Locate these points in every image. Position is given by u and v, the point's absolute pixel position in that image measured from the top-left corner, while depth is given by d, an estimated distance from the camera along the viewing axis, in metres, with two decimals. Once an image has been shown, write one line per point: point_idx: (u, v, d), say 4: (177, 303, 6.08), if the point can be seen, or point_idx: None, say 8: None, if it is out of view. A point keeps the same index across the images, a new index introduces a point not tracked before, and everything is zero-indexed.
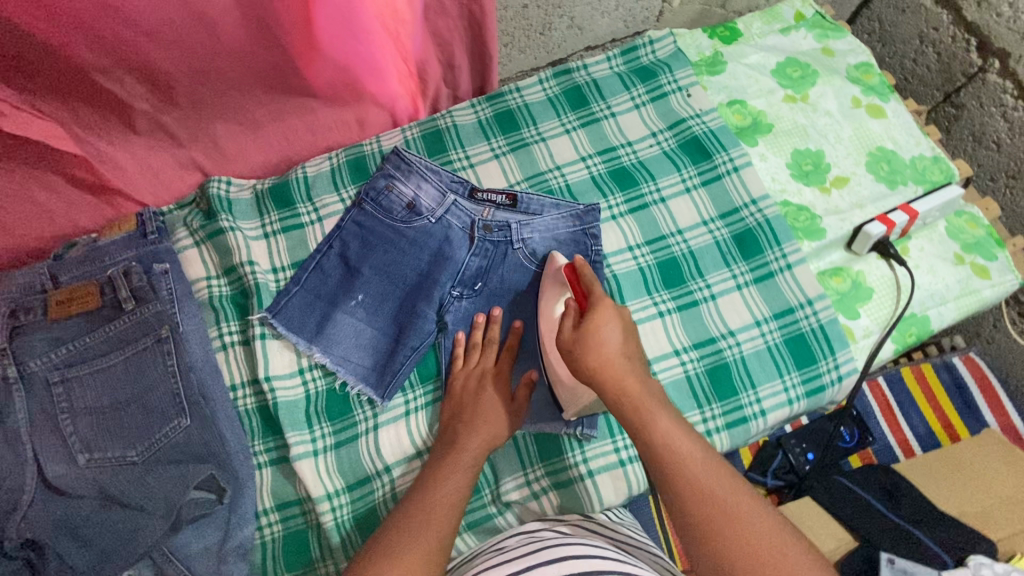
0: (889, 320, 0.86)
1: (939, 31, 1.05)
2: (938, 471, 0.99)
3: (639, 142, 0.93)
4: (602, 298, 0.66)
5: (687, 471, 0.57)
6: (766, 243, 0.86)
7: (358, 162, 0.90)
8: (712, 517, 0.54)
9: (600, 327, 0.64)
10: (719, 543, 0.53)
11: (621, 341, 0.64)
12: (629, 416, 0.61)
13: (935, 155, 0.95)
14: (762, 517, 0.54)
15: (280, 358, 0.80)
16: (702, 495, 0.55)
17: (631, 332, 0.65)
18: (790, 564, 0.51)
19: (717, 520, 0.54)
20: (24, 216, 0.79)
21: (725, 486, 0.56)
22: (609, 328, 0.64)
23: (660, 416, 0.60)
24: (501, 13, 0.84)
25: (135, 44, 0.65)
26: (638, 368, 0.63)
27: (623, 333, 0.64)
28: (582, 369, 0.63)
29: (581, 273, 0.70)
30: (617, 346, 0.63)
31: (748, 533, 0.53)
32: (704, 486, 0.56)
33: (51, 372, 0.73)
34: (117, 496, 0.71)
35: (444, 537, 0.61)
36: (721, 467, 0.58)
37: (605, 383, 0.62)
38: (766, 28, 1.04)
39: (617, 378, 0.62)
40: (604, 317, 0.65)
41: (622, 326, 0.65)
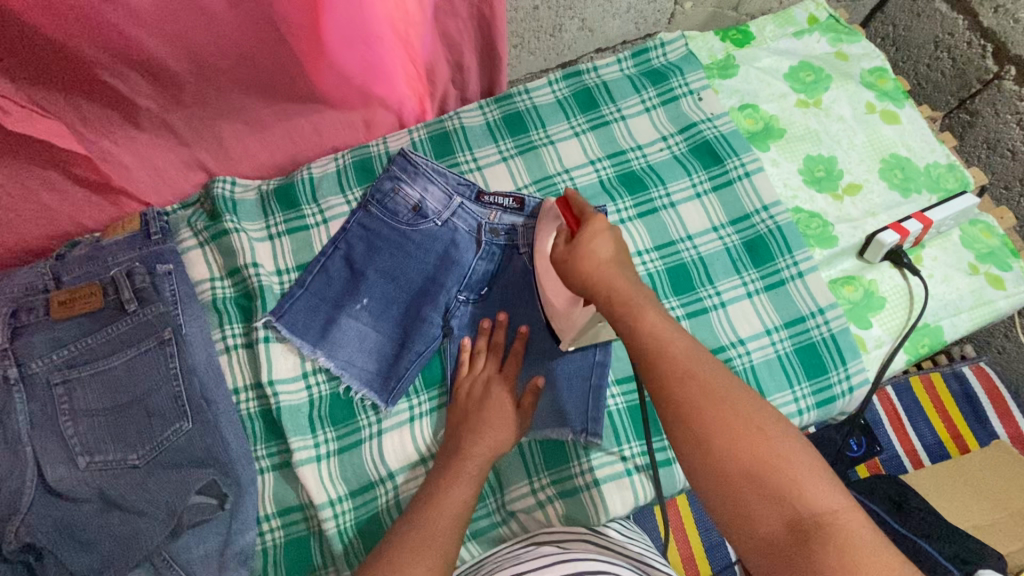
0: (901, 331, 0.85)
1: (954, 36, 1.04)
2: (947, 483, 0.98)
3: (649, 146, 0.92)
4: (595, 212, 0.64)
5: (675, 361, 0.55)
6: (777, 251, 0.85)
7: (364, 163, 0.89)
8: (700, 404, 0.53)
9: (593, 238, 0.62)
10: (705, 428, 0.52)
11: (614, 250, 0.62)
12: (618, 313, 0.59)
13: (950, 162, 0.94)
14: (749, 404, 0.53)
15: (284, 362, 0.79)
16: (689, 381, 0.54)
17: (624, 245, 0.64)
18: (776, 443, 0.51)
19: (704, 405, 0.52)
20: (27, 214, 0.78)
21: (713, 375, 0.54)
22: (599, 240, 0.62)
23: (650, 313, 0.58)
24: (512, 15, 0.83)
25: (140, 44, 0.64)
26: (629, 274, 0.61)
27: (616, 243, 0.62)
28: (574, 279, 0.62)
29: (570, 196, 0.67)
30: (609, 253, 0.62)
31: (736, 419, 0.52)
32: (693, 373, 0.54)
33: (52, 373, 0.72)
34: (117, 500, 0.70)
35: (446, 553, 0.60)
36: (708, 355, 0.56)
37: (596, 288, 0.60)
38: (779, 31, 1.03)
39: (608, 281, 0.60)
40: (598, 227, 0.63)
41: (615, 237, 0.63)
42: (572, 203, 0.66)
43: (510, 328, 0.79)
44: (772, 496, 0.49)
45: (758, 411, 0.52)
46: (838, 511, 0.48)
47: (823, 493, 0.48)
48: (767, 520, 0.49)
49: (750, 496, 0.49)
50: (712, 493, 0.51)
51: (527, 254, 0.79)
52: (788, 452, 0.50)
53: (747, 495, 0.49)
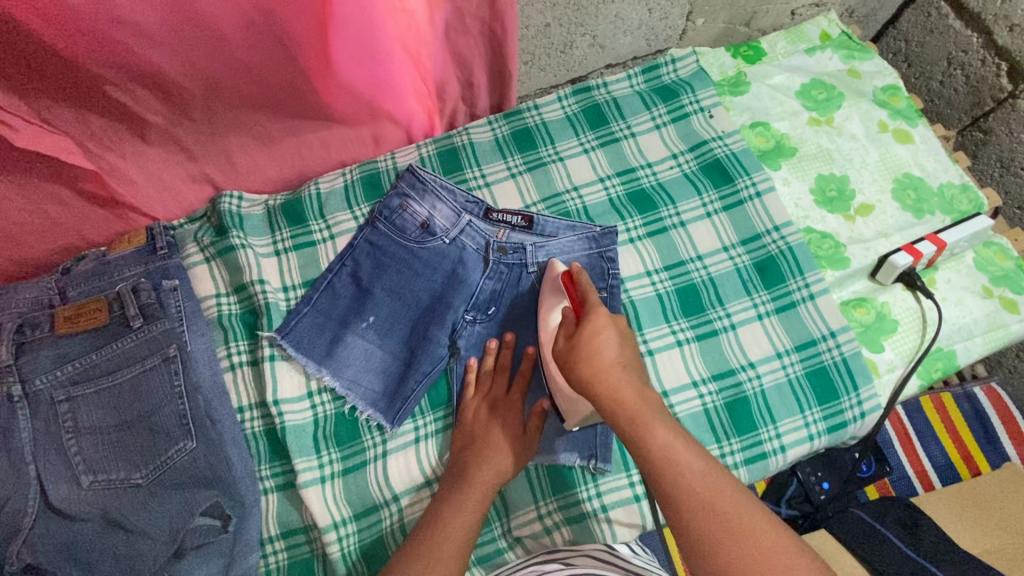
0: (913, 355, 0.84)
1: (968, 54, 1.03)
2: (963, 508, 0.96)
3: (659, 164, 0.91)
4: (598, 307, 0.65)
5: (692, 488, 0.54)
6: (788, 272, 0.84)
7: (371, 179, 0.88)
8: (722, 535, 0.51)
9: (595, 338, 0.62)
10: (730, 564, 0.50)
11: (618, 351, 0.62)
12: (626, 428, 0.58)
13: (963, 183, 0.93)
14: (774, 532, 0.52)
15: (289, 380, 0.78)
16: (710, 512, 0.52)
17: (628, 342, 0.64)
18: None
19: (726, 538, 0.51)
20: (33, 229, 0.78)
21: (734, 501, 0.53)
22: (604, 337, 0.63)
23: (660, 429, 0.57)
24: (523, 32, 0.83)
25: (148, 61, 0.64)
26: (635, 378, 0.61)
27: (620, 345, 0.62)
28: (576, 381, 0.62)
29: (575, 279, 0.70)
30: (613, 357, 0.61)
31: (762, 554, 0.50)
32: (713, 502, 0.53)
33: (56, 391, 0.71)
34: (120, 520, 0.69)
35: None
36: (726, 477, 0.55)
37: (601, 397, 0.59)
38: (791, 47, 1.02)
39: (612, 391, 0.59)
40: (600, 324, 0.64)
41: (618, 336, 0.63)
42: (578, 288, 0.69)
43: (516, 349, 0.79)
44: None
45: (783, 541, 0.51)
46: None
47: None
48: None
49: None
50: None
51: (537, 274, 0.79)
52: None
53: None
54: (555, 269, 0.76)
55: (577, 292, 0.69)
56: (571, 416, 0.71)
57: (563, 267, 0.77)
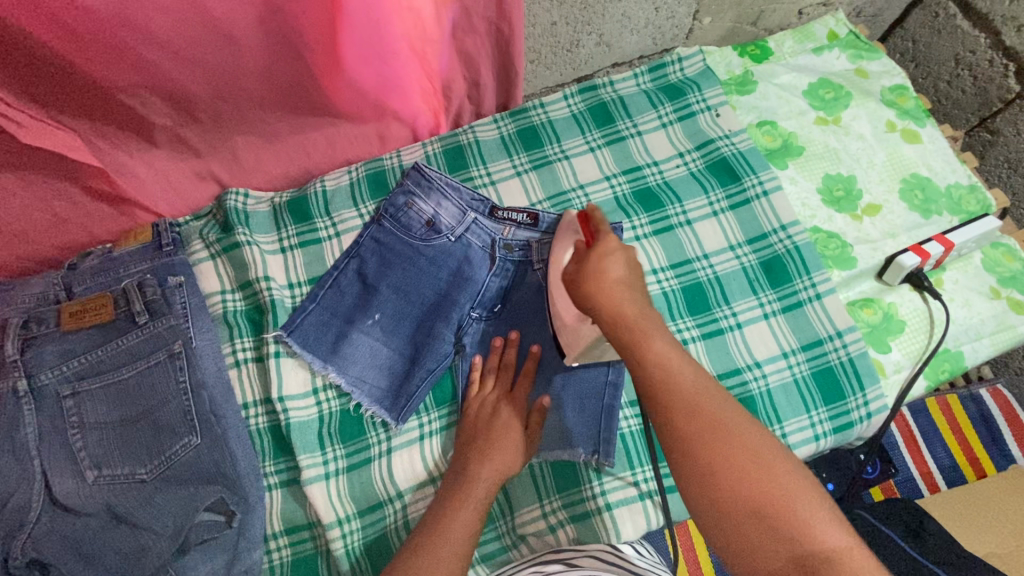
0: (921, 355, 0.83)
1: (976, 54, 1.02)
2: (968, 510, 0.96)
3: (665, 162, 0.91)
4: (608, 235, 0.64)
5: (682, 394, 0.54)
6: (795, 272, 0.83)
7: (377, 177, 0.88)
8: (706, 436, 0.52)
9: (604, 259, 0.62)
10: (712, 463, 0.51)
11: (626, 272, 0.61)
12: (624, 339, 0.58)
13: (971, 184, 0.92)
14: (756, 436, 0.53)
15: (294, 377, 0.78)
16: (696, 415, 0.53)
17: (638, 269, 0.63)
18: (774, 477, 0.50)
19: (709, 438, 0.52)
20: (40, 225, 0.78)
21: (721, 407, 0.54)
22: (612, 261, 0.62)
23: (658, 341, 0.57)
24: (530, 30, 0.83)
25: (155, 59, 0.64)
26: (640, 298, 0.60)
27: (628, 267, 0.61)
28: (581, 298, 0.61)
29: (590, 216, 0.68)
30: (620, 277, 0.61)
31: (741, 454, 0.51)
32: (700, 407, 0.53)
33: (62, 386, 0.71)
34: (125, 515, 0.69)
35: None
36: (716, 387, 0.55)
37: (604, 311, 0.59)
38: (798, 46, 1.02)
39: (615, 306, 0.59)
40: (609, 248, 0.63)
41: (628, 260, 0.62)
42: (591, 220, 0.68)
43: (521, 347, 0.78)
44: (777, 532, 0.48)
45: (766, 446, 0.52)
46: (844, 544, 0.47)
47: (830, 529, 0.48)
48: (773, 554, 0.48)
49: (756, 531, 0.48)
50: (717, 528, 0.50)
51: (543, 271, 0.78)
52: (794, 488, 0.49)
53: (753, 531, 0.49)
54: (569, 211, 0.76)
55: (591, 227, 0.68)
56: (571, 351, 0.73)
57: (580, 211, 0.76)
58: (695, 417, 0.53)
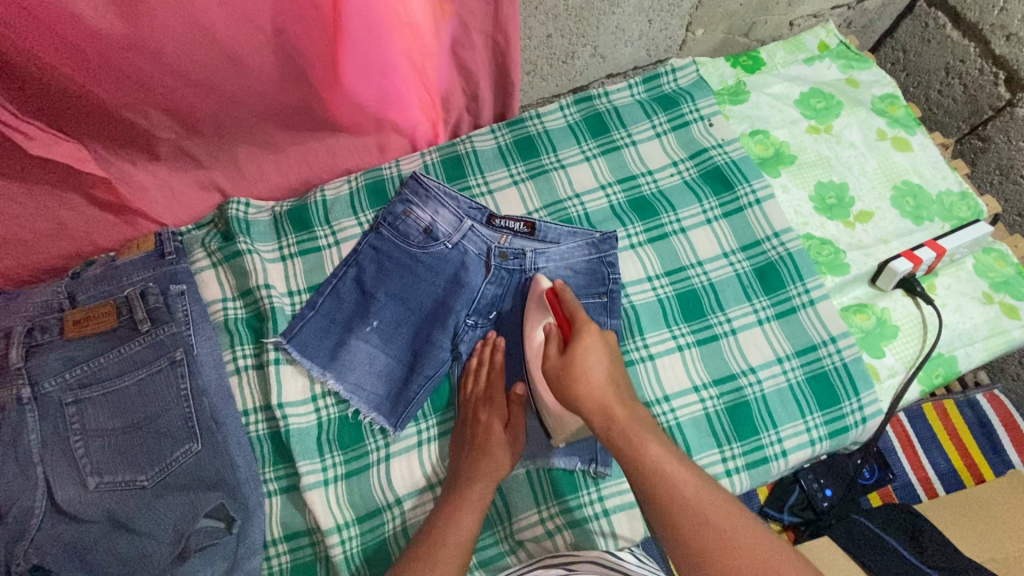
0: (914, 360, 0.84)
1: (966, 63, 1.04)
2: (964, 514, 0.95)
3: (660, 171, 0.92)
4: (587, 323, 0.67)
5: (683, 500, 0.55)
6: (788, 278, 0.84)
7: (376, 186, 0.90)
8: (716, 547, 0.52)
9: (586, 353, 0.65)
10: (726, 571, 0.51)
11: (607, 369, 0.65)
12: (618, 441, 0.60)
13: (962, 190, 0.94)
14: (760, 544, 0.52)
15: (294, 384, 0.79)
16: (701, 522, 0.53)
17: (616, 359, 0.66)
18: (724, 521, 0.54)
19: (719, 550, 0.52)
20: (45, 234, 0.79)
21: (725, 514, 0.54)
22: (594, 356, 0.65)
23: (651, 443, 0.59)
24: (526, 43, 0.85)
25: (159, 75, 0.66)
26: (623, 396, 0.63)
27: (609, 361, 0.65)
28: (569, 396, 0.64)
29: (561, 295, 0.70)
30: (601, 374, 0.64)
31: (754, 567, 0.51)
32: (705, 512, 0.54)
33: (65, 393, 0.72)
34: (125, 521, 0.70)
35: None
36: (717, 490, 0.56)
37: (591, 411, 0.62)
38: (790, 57, 1.03)
39: (602, 405, 0.62)
40: (590, 342, 0.65)
41: (608, 353, 0.66)
42: (563, 302, 0.70)
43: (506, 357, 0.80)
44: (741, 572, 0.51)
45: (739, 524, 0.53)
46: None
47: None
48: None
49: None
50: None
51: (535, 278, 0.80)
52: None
53: None
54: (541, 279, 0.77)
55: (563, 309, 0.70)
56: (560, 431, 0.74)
57: (548, 283, 0.77)
58: (706, 524, 0.53)
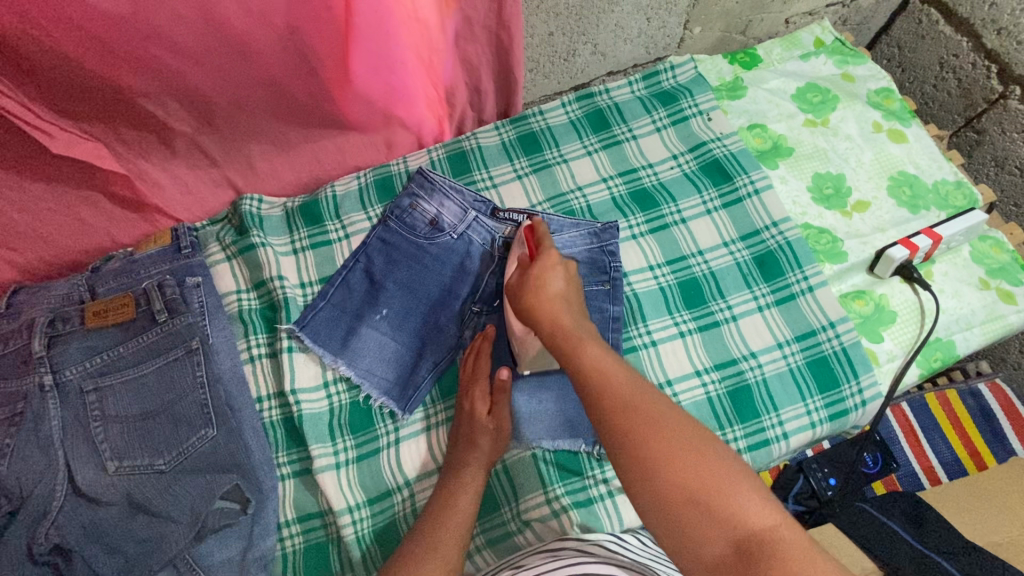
0: (913, 344, 0.86)
1: (959, 58, 1.06)
2: (969, 500, 0.95)
3: (660, 164, 0.95)
4: (548, 252, 0.69)
5: (615, 386, 0.55)
6: (787, 266, 0.86)
7: (384, 181, 0.93)
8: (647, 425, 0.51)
9: (544, 274, 0.67)
10: (651, 447, 0.50)
11: (564, 288, 0.67)
12: (563, 344, 0.60)
13: (957, 179, 0.95)
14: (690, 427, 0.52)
15: (306, 371, 0.81)
16: (632, 405, 0.53)
17: (575, 283, 0.69)
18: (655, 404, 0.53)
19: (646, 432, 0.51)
20: (66, 229, 0.82)
21: (654, 399, 0.54)
22: (551, 275, 0.67)
23: (592, 346, 0.59)
24: (528, 41, 0.88)
25: (180, 71, 0.69)
26: (576, 312, 0.64)
27: (566, 283, 0.67)
28: (524, 309, 0.66)
29: (535, 229, 0.74)
30: (559, 290, 0.66)
31: (681, 446, 0.50)
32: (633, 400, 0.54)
33: (85, 381, 0.75)
34: (144, 503, 0.72)
35: (450, 562, 0.65)
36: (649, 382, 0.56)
37: (541, 321, 0.63)
38: (786, 54, 1.06)
39: (552, 314, 0.63)
40: (550, 265, 0.68)
41: (566, 276, 0.68)
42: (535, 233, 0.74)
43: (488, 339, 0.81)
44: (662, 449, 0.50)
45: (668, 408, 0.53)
46: (779, 526, 0.46)
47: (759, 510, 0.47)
48: (667, 465, 0.49)
49: (691, 518, 0.47)
50: (655, 517, 0.49)
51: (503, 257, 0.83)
52: (732, 477, 0.48)
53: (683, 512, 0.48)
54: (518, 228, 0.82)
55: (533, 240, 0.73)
56: (522, 358, 0.78)
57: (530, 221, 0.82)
58: (637, 405, 0.53)
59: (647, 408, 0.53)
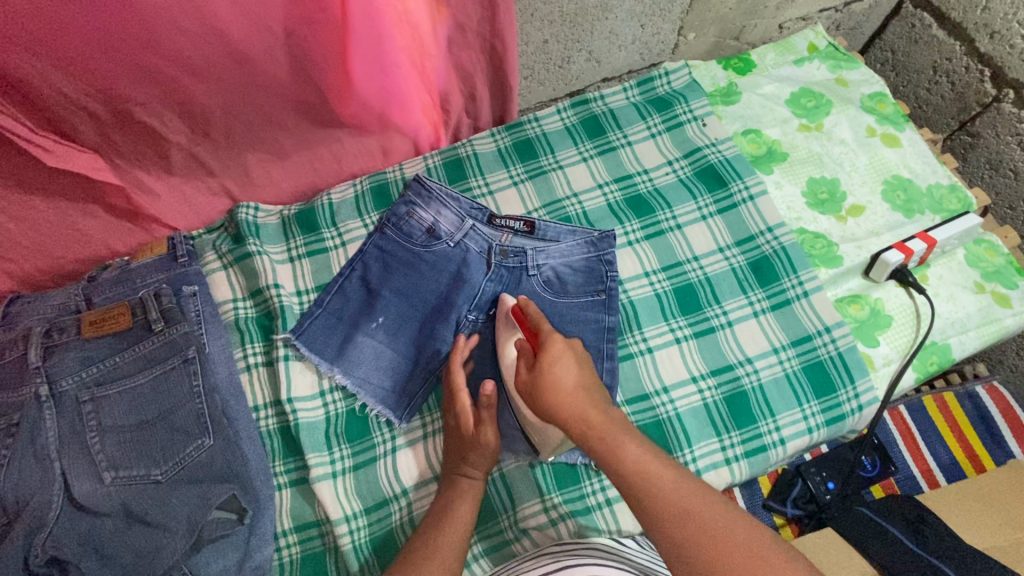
0: (909, 349, 0.86)
1: (952, 61, 1.07)
2: (967, 502, 0.95)
3: (655, 170, 0.95)
4: (550, 334, 0.67)
5: (663, 496, 0.57)
6: (782, 271, 0.87)
7: (380, 189, 0.93)
8: (705, 538, 0.54)
9: (554, 364, 0.64)
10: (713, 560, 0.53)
11: (579, 375, 0.65)
12: (597, 447, 0.61)
13: (951, 183, 0.96)
14: (743, 530, 0.55)
15: (302, 379, 0.81)
16: (685, 519, 0.56)
17: (587, 364, 0.67)
18: (705, 512, 0.56)
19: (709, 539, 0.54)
20: (62, 239, 0.82)
21: (704, 507, 0.56)
22: (562, 363, 0.65)
23: (628, 447, 0.61)
24: (523, 48, 0.88)
25: (177, 80, 0.69)
26: (600, 401, 0.64)
27: (579, 367, 0.65)
28: (545, 409, 0.64)
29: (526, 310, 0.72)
30: (574, 380, 0.64)
31: (740, 557, 0.53)
32: (692, 516, 0.56)
33: (81, 391, 0.75)
34: (140, 514, 0.72)
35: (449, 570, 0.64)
36: (692, 486, 0.58)
37: (567, 420, 0.63)
38: (780, 58, 1.07)
39: (578, 411, 0.62)
40: (557, 350, 0.65)
41: (576, 360, 0.66)
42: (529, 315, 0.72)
43: (483, 347, 0.81)
44: (723, 563, 0.53)
45: (719, 513, 0.56)
46: None
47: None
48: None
49: None
50: None
51: (500, 263, 0.83)
52: None
53: None
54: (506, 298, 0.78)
55: (529, 321, 0.71)
56: (544, 447, 0.75)
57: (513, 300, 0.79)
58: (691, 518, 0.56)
59: (698, 519, 0.56)
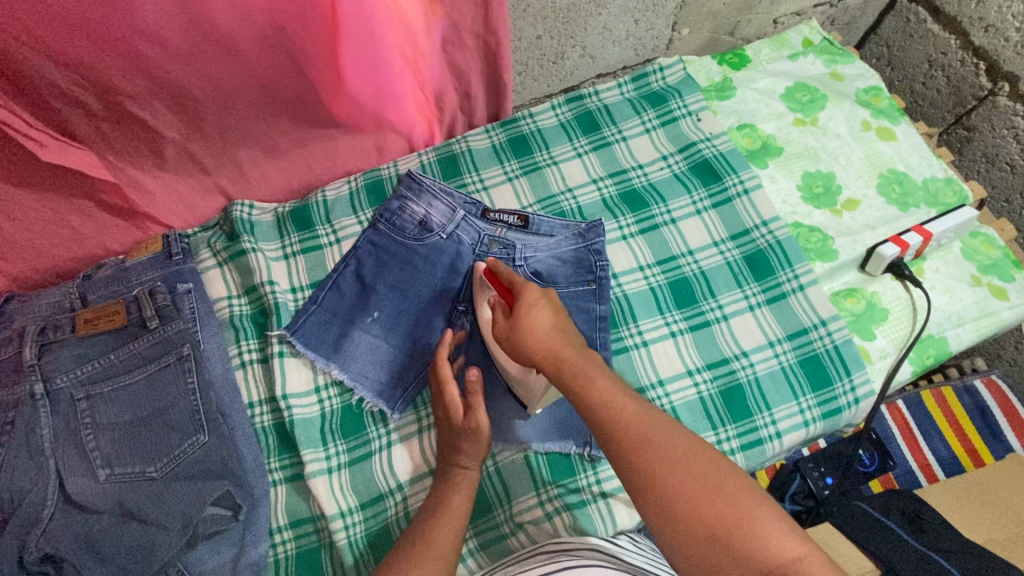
0: (905, 342, 0.85)
1: (947, 55, 1.07)
2: (965, 496, 0.94)
3: (650, 165, 0.95)
4: (526, 285, 0.67)
5: (627, 425, 0.58)
6: (777, 265, 0.86)
7: (375, 186, 0.93)
8: (663, 462, 0.56)
9: (531, 310, 0.65)
10: (668, 483, 0.55)
11: (555, 320, 0.65)
12: (569, 382, 0.61)
13: (947, 176, 0.96)
14: (701, 459, 0.57)
15: (297, 376, 0.81)
16: (646, 445, 0.57)
17: (562, 310, 0.67)
18: (666, 440, 0.58)
19: (676, 469, 0.55)
20: (56, 238, 0.82)
21: (666, 435, 0.58)
22: (539, 309, 0.65)
23: (599, 381, 0.61)
24: (516, 44, 0.88)
25: (170, 76, 0.70)
26: (574, 341, 0.64)
27: (554, 312, 0.66)
28: (523, 355, 0.64)
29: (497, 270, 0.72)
30: (549, 324, 0.65)
31: (695, 481, 0.55)
32: (654, 443, 0.57)
33: (76, 389, 0.75)
34: (135, 511, 0.71)
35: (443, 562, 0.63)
36: (658, 418, 0.59)
37: (544, 361, 0.63)
38: (775, 54, 1.07)
39: (554, 351, 0.63)
40: (534, 298, 0.66)
41: (552, 306, 0.66)
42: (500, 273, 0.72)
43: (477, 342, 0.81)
44: (677, 485, 0.55)
45: (681, 442, 0.57)
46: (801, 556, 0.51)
47: (785, 541, 0.52)
48: (686, 498, 0.54)
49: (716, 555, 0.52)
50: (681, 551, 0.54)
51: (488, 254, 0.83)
52: (751, 509, 0.53)
53: (706, 545, 0.53)
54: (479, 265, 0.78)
55: (502, 279, 0.71)
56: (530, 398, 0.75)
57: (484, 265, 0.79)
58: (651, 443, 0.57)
59: (658, 445, 0.57)
